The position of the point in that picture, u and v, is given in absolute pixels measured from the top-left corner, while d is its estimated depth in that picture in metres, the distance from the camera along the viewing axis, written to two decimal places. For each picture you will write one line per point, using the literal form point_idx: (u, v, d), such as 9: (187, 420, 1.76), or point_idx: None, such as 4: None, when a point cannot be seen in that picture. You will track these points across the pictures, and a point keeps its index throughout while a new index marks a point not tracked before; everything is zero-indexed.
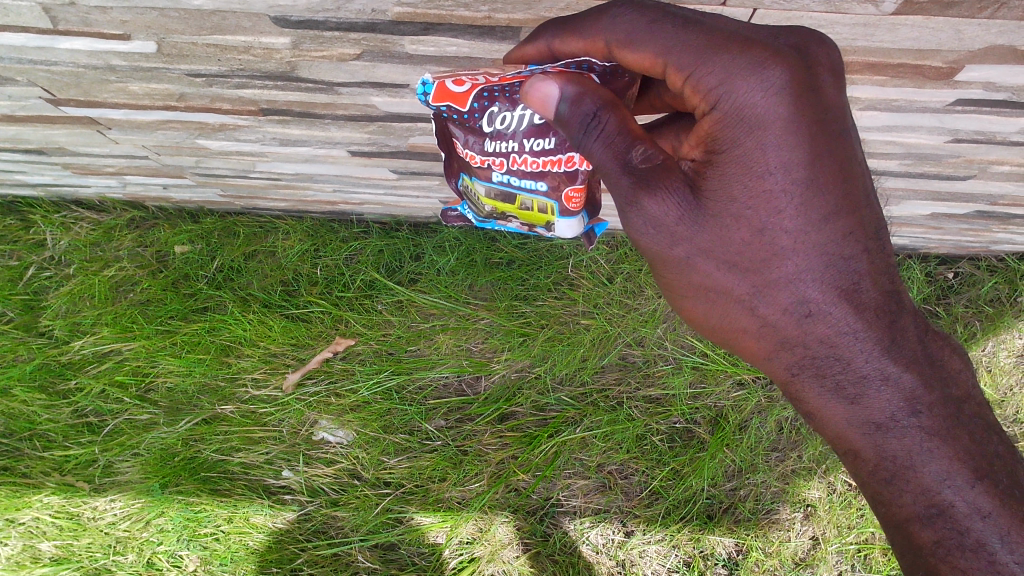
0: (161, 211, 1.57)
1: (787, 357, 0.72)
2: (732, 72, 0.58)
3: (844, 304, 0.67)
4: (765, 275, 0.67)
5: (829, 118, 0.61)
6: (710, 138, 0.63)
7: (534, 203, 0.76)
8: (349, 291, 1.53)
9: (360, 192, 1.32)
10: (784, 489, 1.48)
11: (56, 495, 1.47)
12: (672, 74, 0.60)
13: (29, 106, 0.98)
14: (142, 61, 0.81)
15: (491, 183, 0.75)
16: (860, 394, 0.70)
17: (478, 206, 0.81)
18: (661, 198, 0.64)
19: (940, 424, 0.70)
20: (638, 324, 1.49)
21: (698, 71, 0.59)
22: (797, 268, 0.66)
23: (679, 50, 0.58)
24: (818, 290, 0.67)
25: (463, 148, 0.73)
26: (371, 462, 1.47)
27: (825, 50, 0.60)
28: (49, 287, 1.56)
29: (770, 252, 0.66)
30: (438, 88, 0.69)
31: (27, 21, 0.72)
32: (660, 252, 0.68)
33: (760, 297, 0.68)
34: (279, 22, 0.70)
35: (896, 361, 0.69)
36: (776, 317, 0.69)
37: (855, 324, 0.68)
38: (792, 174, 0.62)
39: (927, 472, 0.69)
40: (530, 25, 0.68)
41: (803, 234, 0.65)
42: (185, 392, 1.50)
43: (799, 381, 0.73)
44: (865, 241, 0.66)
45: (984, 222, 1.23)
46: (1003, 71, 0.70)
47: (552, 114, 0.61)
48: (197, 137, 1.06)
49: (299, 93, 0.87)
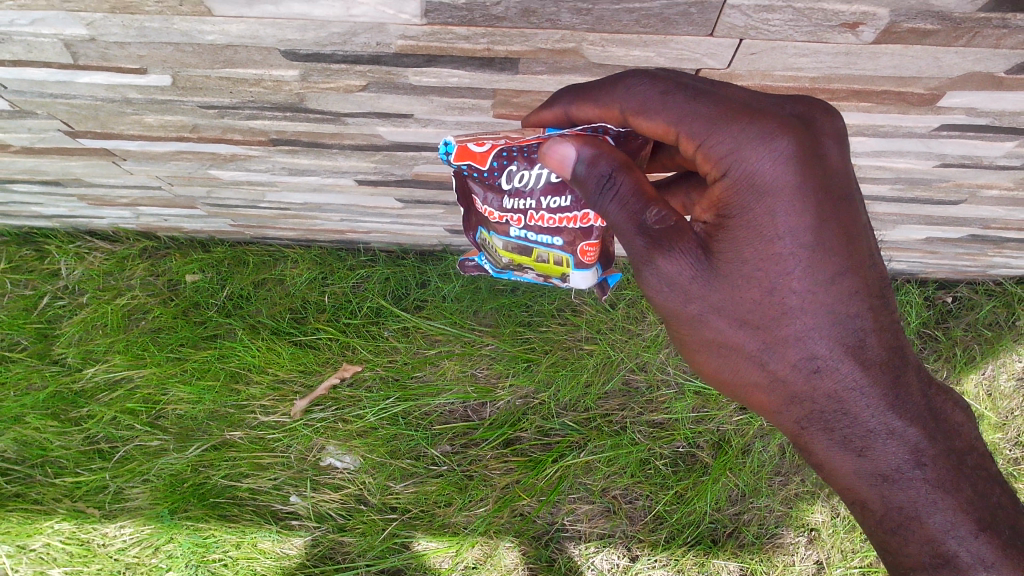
0: (172, 240, 1.61)
1: (796, 410, 0.71)
2: (740, 142, 0.60)
3: (852, 361, 0.67)
4: (775, 333, 0.67)
5: (834, 183, 0.62)
6: (721, 204, 0.64)
7: (549, 256, 0.83)
8: (356, 318, 1.56)
9: (368, 221, 1.35)
10: (787, 513, 1.49)
11: (66, 521, 1.49)
12: (684, 141, 0.62)
13: (48, 138, 1.01)
14: (158, 94, 0.84)
15: (509, 237, 0.82)
16: (866, 447, 0.70)
17: (496, 258, 0.88)
18: (676, 258, 0.64)
19: (944, 476, 0.70)
20: (641, 349, 1.51)
21: (708, 140, 0.61)
22: (806, 327, 0.66)
23: (691, 120, 0.61)
24: (827, 348, 0.67)
25: (483, 205, 0.79)
26: (377, 487, 1.49)
27: (826, 122, 0.63)
28: (62, 316, 1.59)
29: (779, 311, 0.66)
30: (460, 150, 0.73)
31: (48, 56, 0.76)
32: (675, 310, 0.69)
33: (771, 353, 0.68)
34: (289, 56, 0.73)
35: (901, 416, 0.70)
36: (786, 372, 0.69)
37: (861, 380, 0.68)
38: (800, 238, 0.63)
39: (932, 523, 0.70)
40: (527, 58, 0.70)
41: (811, 294, 0.65)
42: (195, 419, 1.53)
43: (808, 434, 0.72)
44: (871, 300, 0.67)
45: (979, 246, 1.25)
46: (983, 97, 0.73)
47: (570, 173, 0.67)
48: (210, 168, 1.09)
49: (308, 124, 0.90)
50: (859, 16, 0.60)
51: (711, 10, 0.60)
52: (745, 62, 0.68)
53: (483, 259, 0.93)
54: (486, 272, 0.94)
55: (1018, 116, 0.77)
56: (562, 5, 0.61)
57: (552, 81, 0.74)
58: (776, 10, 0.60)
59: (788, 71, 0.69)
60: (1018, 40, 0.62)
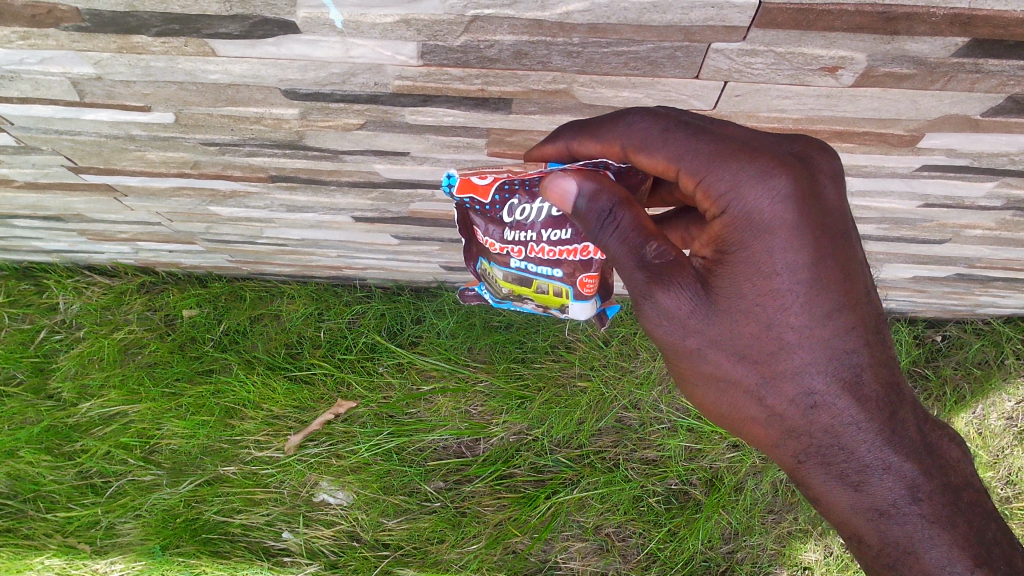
0: (170, 276, 1.63)
1: (793, 445, 0.71)
2: (739, 179, 0.60)
3: (847, 396, 0.67)
4: (773, 366, 0.67)
5: (830, 221, 0.63)
6: (720, 240, 0.64)
7: (549, 288, 0.79)
8: (351, 353, 1.57)
9: (364, 257, 1.37)
10: (780, 551, 1.49)
11: (56, 557, 1.48)
12: (685, 178, 0.63)
13: (52, 174, 1.03)
14: (160, 131, 0.86)
15: (509, 267, 0.79)
16: (863, 481, 0.70)
17: (495, 287, 0.85)
18: (675, 293, 0.65)
19: (939, 511, 0.70)
20: (633, 386, 1.53)
21: (708, 177, 0.61)
22: (804, 362, 0.66)
23: (692, 157, 0.61)
24: (824, 383, 0.67)
25: (483, 236, 0.78)
26: (370, 523, 1.48)
27: (821, 161, 0.63)
28: (58, 349, 1.60)
29: (777, 346, 0.66)
30: (462, 182, 0.74)
31: (55, 94, 0.78)
32: (673, 343, 0.69)
33: (768, 387, 0.69)
34: (289, 95, 0.75)
35: (898, 451, 0.70)
36: (783, 407, 0.69)
37: (858, 415, 0.68)
38: (797, 274, 0.63)
39: (929, 558, 0.70)
40: (519, 98, 0.72)
41: (808, 329, 0.65)
42: (189, 454, 1.53)
43: (805, 468, 0.72)
44: (866, 336, 0.67)
45: (965, 285, 1.27)
46: (961, 139, 0.75)
47: (570, 208, 0.66)
48: (209, 204, 1.11)
49: (307, 161, 0.93)
50: (838, 60, 0.62)
51: (696, 53, 0.63)
52: (731, 103, 0.70)
53: (483, 288, 0.89)
54: (486, 301, 0.91)
55: (996, 157, 0.79)
56: (553, 48, 0.63)
57: (544, 120, 0.77)
58: (758, 54, 0.62)
59: (773, 112, 0.72)
60: (991, 83, 0.65)
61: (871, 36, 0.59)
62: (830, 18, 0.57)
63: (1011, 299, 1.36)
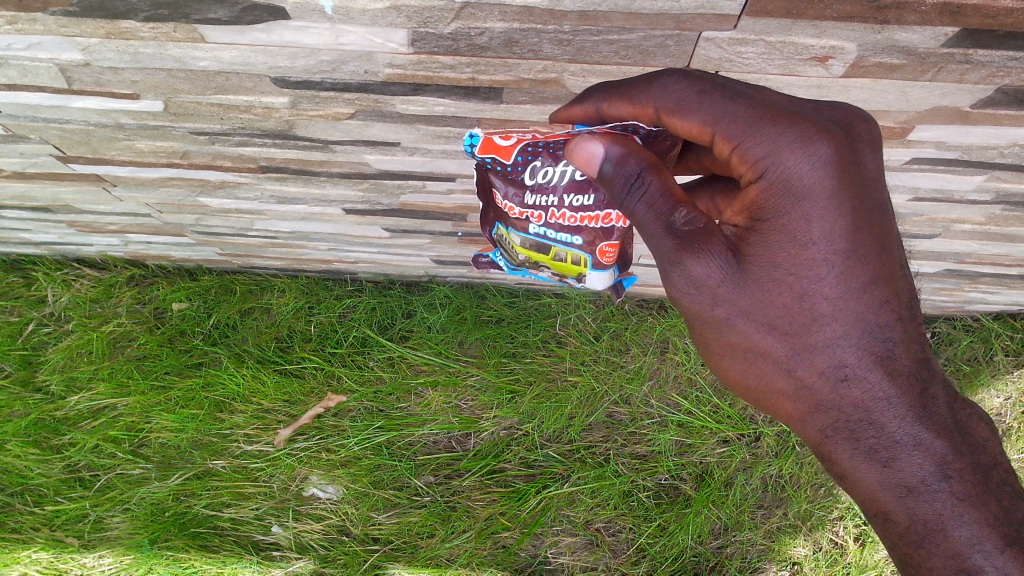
0: (160, 269, 1.62)
1: (821, 419, 0.69)
2: (778, 144, 0.58)
3: (879, 371, 0.65)
4: (804, 338, 0.65)
5: (870, 192, 0.61)
6: (754, 207, 0.62)
7: (567, 256, 0.79)
8: (341, 347, 1.56)
9: (355, 250, 1.37)
10: (770, 546, 1.48)
11: (44, 551, 1.47)
12: (720, 143, 0.60)
13: (39, 163, 1.03)
14: (149, 119, 0.86)
15: (527, 233, 0.77)
16: (892, 458, 0.67)
17: (512, 255, 0.83)
18: (705, 260, 0.63)
19: (970, 490, 0.67)
20: (624, 381, 1.53)
21: (745, 142, 0.59)
22: (836, 335, 0.64)
23: (728, 121, 0.59)
24: (856, 356, 0.65)
25: (502, 199, 0.75)
26: (360, 517, 1.48)
27: (861, 127, 0.61)
28: (47, 343, 1.60)
29: (808, 316, 0.64)
30: (485, 141, 0.72)
31: (43, 80, 0.77)
32: (700, 312, 0.67)
33: (798, 359, 0.66)
34: (279, 83, 0.75)
35: (928, 427, 0.67)
36: (812, 380, 0.67)
37: (889, 390, 0.66)
38: (834, 243, 0.61)
39: (957, 536, 0.66)
40: (511, 87, 0.72)
41: (842, 300, 0.63)
42: (178, 447, 1.52)
43: (832, 443, 0.70)
44: (900, 310, 0.64)
45: (955, 281, 1.28)
46: (950, 131, 0.75)
47: (597, 172, 0.65)
48: (198, 195, 1.11)
49: (297, 151, 0.92)
50: (829, 50, 0.62)
51: (686, 43, 0.63)
52: None
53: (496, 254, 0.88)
54: (502, 267, 0.90)
55: (986, 150, 0.79)
56: (544, 36, 0.63)
57: (535, 111, 0.76)
58: (749, 43, 0.62)
59: None
60: (980, 75, 0.65)
61: (861, 26, 0.59)
62: (820, 7, 0.57)
63: (1000, 296, 1.36)
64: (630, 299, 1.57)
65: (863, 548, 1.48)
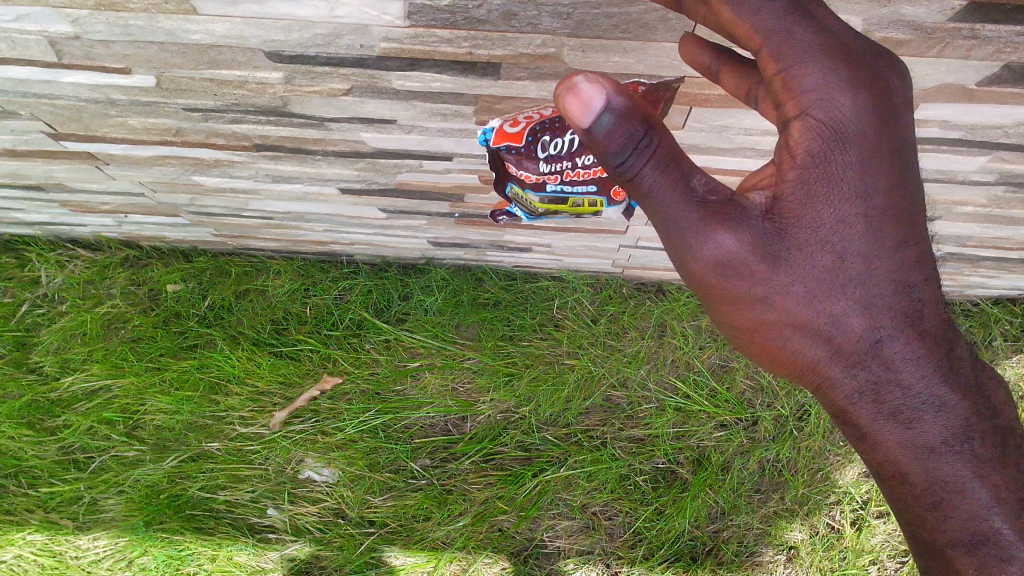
0: (155, 250, 1.61)
1: (845, 380, 0.67)
2: (830, 75, 0.56)
3: (908, 332, 0.64)
4: (833, 294, 0.63)
5: (904, 145, 0.60)
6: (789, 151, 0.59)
7: (584, 201, 0.85)
8: (337, 330, 1.56)
9: (351, 232, 1.36)
10: (766, 530, 1.47)
11: (39, 532, 1.47)
12: (772, 56, 0.56)
13: (30, 140, 1.01)
14: (141, 95, 0.85)
15: (544, 193, 0.82)
16: (916, 419, 0.66)
17: (532, 208, 0.86)
18: (730, 226, 0.60)
19: (991, 453, 0.67)
20: (622, 364, 1.52)
21: (800, 63, 0.56)
22: (866, 292, 0.63)
23: (787, 34, 0.55)
24: (887, 316, 0.63)
25: None
26: (356, 500, 1.47)
27: (903, 79, 0.59)
28: (41, 324, 1.59)
29: (840, 272, 0.62)
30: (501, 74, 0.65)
31: (33, 54, 0.76)
32: (722, 275, 0.63)
33: (826, 317, 0.64)
34: (272, 57, 0.73)
35: (954, 390, 0.66)
36: (839, 338, 0.65)
37: (917, 349, 0.64)
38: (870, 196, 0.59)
39: (976, 498, 0.67)
40: (509, 62, 0.71)
41: (874, 256, 0.62)
42: (173, 430, 1.51)
43: (854, 408, 0.68)
44: (928, 270, 0.64)
45: (955, 265, 1.27)
46: (955, 110, 0.74)
47: (588, 125, 0.55)
48: (192, 173, 1.09)
49: (292, 129, 0.91)
50: None
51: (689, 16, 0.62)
52: None
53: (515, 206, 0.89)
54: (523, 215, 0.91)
55: (990, 130, 0.78)
56: (544, 9, 0.62)
57: (534, 88, 0.75)
58: None
59: None
60: (988, 51, 0.64)
61: None
62: None
63: (1000, 280, 1.35)
64: (627, 283, 1.57)
65: (860, 533, 1.47)
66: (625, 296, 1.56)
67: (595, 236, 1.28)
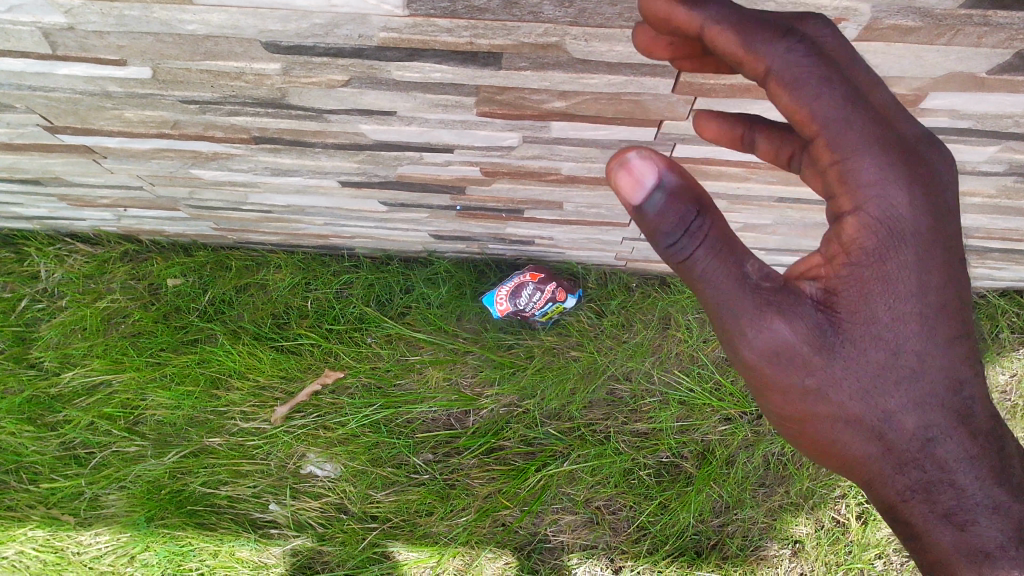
0: (155, 244, 1.60)
1: (899, 481, 0.61)
2: (864, 138, 0.54)
3: (963, 431, 0.59)
4: (886, 391, 0.59)
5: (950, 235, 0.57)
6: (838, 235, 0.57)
7: None
8: (339, 324, 1.54)
9: (351, 225, 1.34)
10: (770, 524, 1.46)
11: (40, 528, 1.46)
12: (806, 124, 0.55)
13: (26, 133, 1.00)
14: (137, 87, 0.83)
15: None
16: (970, 523, 0.59)
17: None
18: (787, 314, 0.58)
19: None
20: (625, 357, 1.51)
21: (836, 129, 0.54)
22: (921, 390, 0.59)
23: (821, 95, 0.53)
24: (942, 411, 0.59)
25: None
26: (358, 495, 1.46)
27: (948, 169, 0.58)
28: (41, 319, 1.58)
29: (891, 366, 0.58)
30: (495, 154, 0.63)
31: (26, 45, 0.75)
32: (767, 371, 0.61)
33: (878, 415, 0.60)
34: (270, 48, 0.72)
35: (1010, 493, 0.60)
36: (892, 437, 0.60)
37: (970, 450, 0.59)
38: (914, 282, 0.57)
39: None
40: (511, 51, 0.70)
41: (929, 354, 0.58)
42: (174, 425, 1.50)
43: (909, 507, 0.61)
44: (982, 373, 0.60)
45: (963, 256, 1.25)
46: (965, 99, 0.73)
47: (637, 201, 0.55)
48: (191, 166, 1.08)
49: (290, 121, 0.89)
50: (842, 11, 0.60)
51: None
52: None
53: None
54: None
55: (1000, 119, 0.77)
56: None
57: (535, 78, 0.74)
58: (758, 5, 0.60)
59: None
60: (999, 38, 0.62)
61: None
62: None
63: (1008, 271, 1.34)
64: (630, 276, 1.55)
65: (865, 527, 1.45)
66: (628, 290, 1.55)
67: (597, 228, 1.26)
